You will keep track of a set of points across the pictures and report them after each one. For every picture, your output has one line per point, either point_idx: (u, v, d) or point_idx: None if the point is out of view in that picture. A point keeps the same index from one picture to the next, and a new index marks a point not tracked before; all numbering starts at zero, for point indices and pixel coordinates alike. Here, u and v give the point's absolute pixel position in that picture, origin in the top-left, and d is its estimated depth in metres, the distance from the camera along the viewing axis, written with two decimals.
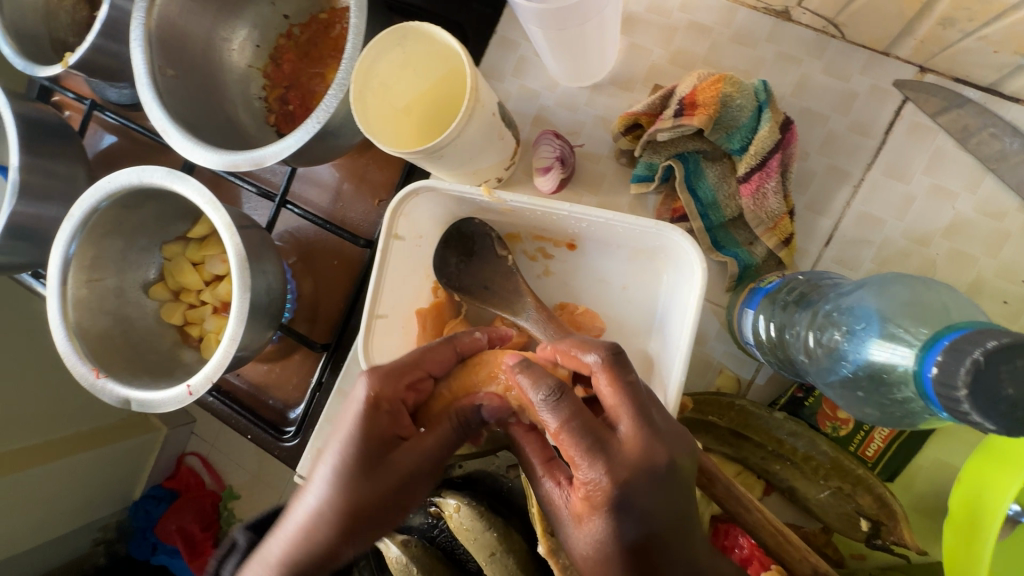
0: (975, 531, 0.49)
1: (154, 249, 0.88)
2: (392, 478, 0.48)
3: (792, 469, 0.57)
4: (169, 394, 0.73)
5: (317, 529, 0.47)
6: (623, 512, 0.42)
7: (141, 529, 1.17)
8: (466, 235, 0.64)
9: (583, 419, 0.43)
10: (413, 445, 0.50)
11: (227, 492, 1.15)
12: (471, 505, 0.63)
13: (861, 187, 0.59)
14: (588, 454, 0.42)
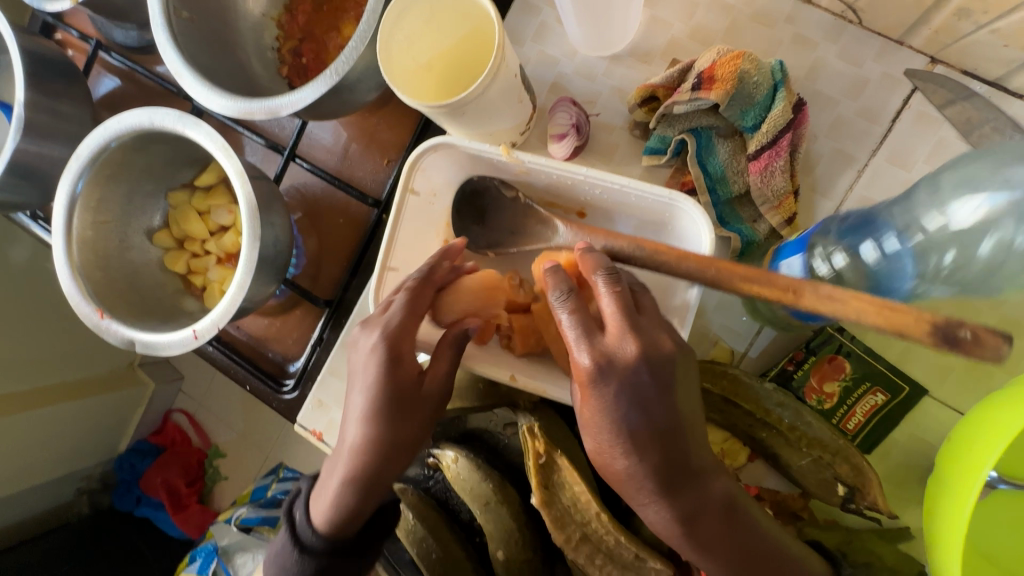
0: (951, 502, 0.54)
1: (158, 196, 0.88)
2: (418, 410, 0.55)
3: (777, 436, 0.60)
4: (174, 338, 0.74)
5: (361, 467, 0.53)
6: (614, 392, 0.45)
7: (127, 482, 1.26)
8: (479, 196, 0.66)
9: (584, 318, 0.48)
10: (431, 376, 0.57)
11: (213, 450, 1.26)
12: (469, 458, 0.65)
13: (864, 172, 0.61)
14: (582, 342, 0.47)
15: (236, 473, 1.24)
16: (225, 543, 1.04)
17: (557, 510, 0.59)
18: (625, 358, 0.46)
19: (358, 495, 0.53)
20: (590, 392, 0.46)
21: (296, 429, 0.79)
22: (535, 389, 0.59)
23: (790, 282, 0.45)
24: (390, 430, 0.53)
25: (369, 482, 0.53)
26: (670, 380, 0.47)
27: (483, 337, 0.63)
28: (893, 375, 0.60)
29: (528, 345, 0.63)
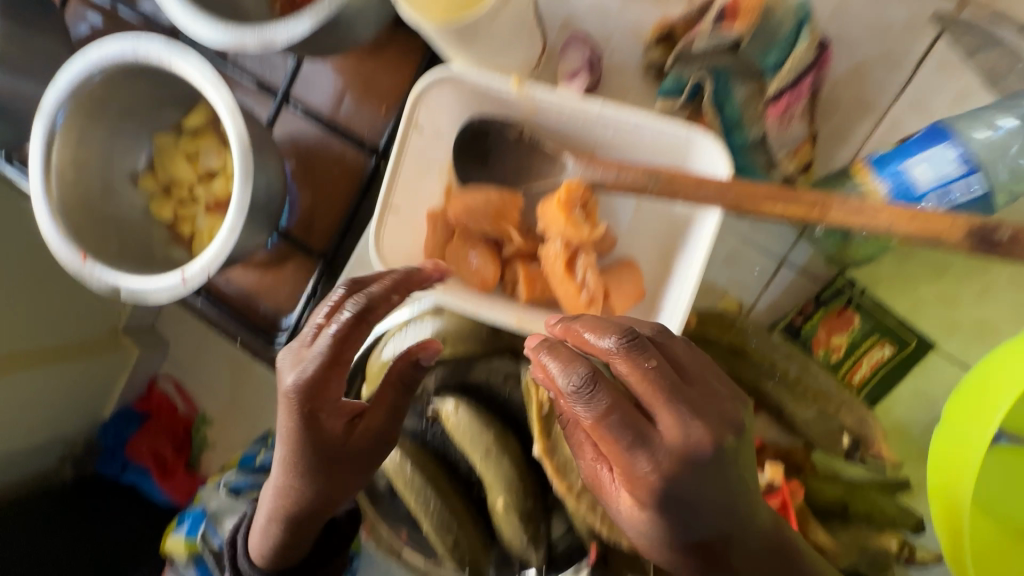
0: (955, 457, 0.54)
1: (143, 138, 0.83)
2: (345, 480, 0.57)
3: (782, 388, 0.59)
4: (162, 284, 0.70)
5: (291, 510, 0.57)
6: (670, 504, 0.38)
7: (110, 449, 1.18)
8: (483, 134, 0.63)
9: (634, 420, 0.37)
10: (356, 442, 0.57)
11: (199, 417, 1.18)
12: (469, 408, 0.64)
13: (883, 121, 0.59)
14: (637, 453, 0.37)
15: (223, 441, 1.17)
16: (214, 509, 0.99)
17: (559, 459, 0.59)
18: (683, 462, 0.37)
19: (297, 524, 0.59)
20: (646, 503, 0.39)
21: None
22: (540, 331, 0.58)
23: (815, 197, 0.44)
24: (316, 482, 0.56)
25: (303, 517, 0.58)
26: (724, 480, 0.39)
27: (489, 283, 0.62)
28: (901, 328, 0.60)
29: (534, 293, 0.62)
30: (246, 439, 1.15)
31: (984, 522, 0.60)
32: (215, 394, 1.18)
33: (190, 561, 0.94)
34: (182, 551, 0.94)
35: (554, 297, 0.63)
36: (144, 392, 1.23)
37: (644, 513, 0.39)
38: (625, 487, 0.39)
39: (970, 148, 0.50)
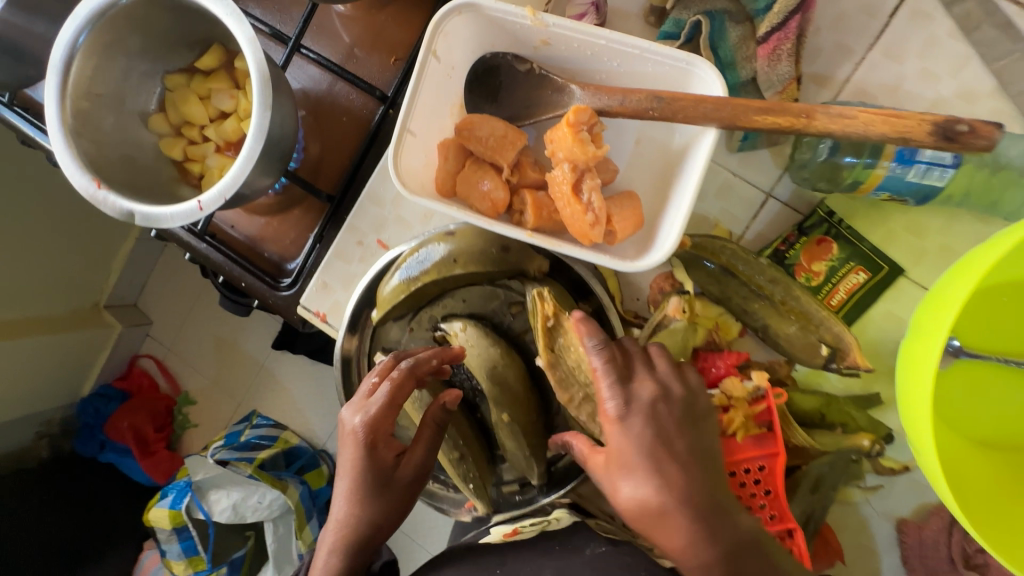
0: (913, 367, 0.56)
1: (154, 77, 0.85)
2: (396, 505, 0.62)
3: (767, 307, 0.64)
4: (178, 209, 0.73)
5: (348, 541, 0.62)
6: (642, 425, 0.52)
7: (90, 426, 1.35)
8: (494, 71, 0.67)
9: (619, 366, 0.54)
10: (404, 471, 0.62)
11: (182, 398, 1.40)
12: (477, 328, 0.68)
13: (861, 64, 0.65)
14: (616, 383, 0.53)
15: (204, 420, 1.39)
16: (199, 479, 1.21)
17: (561, 371, 0.63)
18: (641, 404, 0.53)
19: (353, 558, 0.62)
20: (614, 427, 0.53)
21: (300, 311, 0.80)
22: (547, 245, 0.61)
23: (803, 107, 0.48)
24: (371, 508, 0.61)
25: (359, 551, 0.63)
26: (672, 418, 0.53)
27: (498, 208, 0.66)
28: (875, 255, 0.65)
29: (540, 218, 0.65)
30: (226, 419, 1.37)
31: (949, 435, 0.64)
32: (201, 373, 1.39)
33: (176, 529, 1.21)
34: (169, 518, 1.20)
35: (559, 224, 0.66)
36: (123, 371, 1.44)
37: (615, 441, 0.53)
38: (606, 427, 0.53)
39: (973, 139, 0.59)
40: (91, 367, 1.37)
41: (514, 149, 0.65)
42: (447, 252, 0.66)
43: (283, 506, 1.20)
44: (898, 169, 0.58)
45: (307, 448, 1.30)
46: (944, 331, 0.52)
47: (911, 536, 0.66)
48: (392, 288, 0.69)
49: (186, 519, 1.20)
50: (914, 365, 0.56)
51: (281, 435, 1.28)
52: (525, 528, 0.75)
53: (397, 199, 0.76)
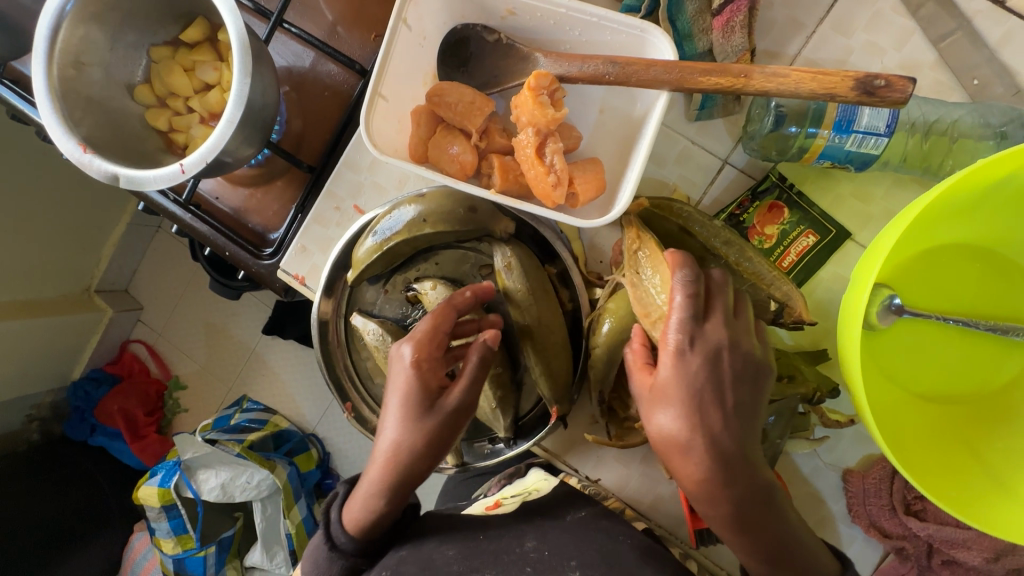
0: (848, 317, 0.59)
1: (140, 49, 0.87)
2: (443, 432, 0.60)
3: (722, 266, 0.68)
4: (161, 173, 0.76)
5: (394, 466, 0.61)
6: (694, 368, 0.52)
7: (82, 410, 1.38)
8: (465, 40, 0.70)
9: (698, 304, 0.53)
10: (452, 398, 0.60)
11: (174, 382, 1.43)
12: (446, 285, 0.73)
13: (812, 37, 0.68)
14: (681, 326, 0.53)
15: (194, 404, 1.42)
16: (188, 457, 1.21)
17: (639, 290, 0.64)
18: (710, 345, 0.53)
19: (396, 485, 0.61)
20: (668, 361, 0.53)
21: (280, 275, 0.83)
22: (510, 203, 0.64)
23: (741, 69, 0.52)
24: (415, 433, 0.60)
25: (403, 479, 0.61)
26: (727, 369, 0.52)
27: (467, 170, 0.69)
28: (823, 218, 0.69)
29: (507, 181, 0.68)
30: (218, 403, 1.40)
31: (896, 392, 0.67)
32: (192, 358, 1.42)
33: (165, 508, 1.22)
34: (158, 496, 1.21)
35: (525, 187, 0.69)
36: (114, 356, 1.46)
37: (666, 379, 0.52)
38: (663, 363, 0.53)
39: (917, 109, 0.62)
40: (82, 350, 1.38)
41: (484, 114, 0.68)
42: (417, 213, 0.69)
43: (271, 486, 1.23)
44: (836, 139, 0.60)
45: (296, 431, 1.33)
46: (870, 279, 0.56)
47: (855, 484, 0.70)
48: (367, 249, 0.72)
49: (175, 498, 1.20)
50: (850, 312, 0.59)
51: (271, 418, 1.32)
52: (507, 500, 0.77)
53: (373, 166, 0.79)
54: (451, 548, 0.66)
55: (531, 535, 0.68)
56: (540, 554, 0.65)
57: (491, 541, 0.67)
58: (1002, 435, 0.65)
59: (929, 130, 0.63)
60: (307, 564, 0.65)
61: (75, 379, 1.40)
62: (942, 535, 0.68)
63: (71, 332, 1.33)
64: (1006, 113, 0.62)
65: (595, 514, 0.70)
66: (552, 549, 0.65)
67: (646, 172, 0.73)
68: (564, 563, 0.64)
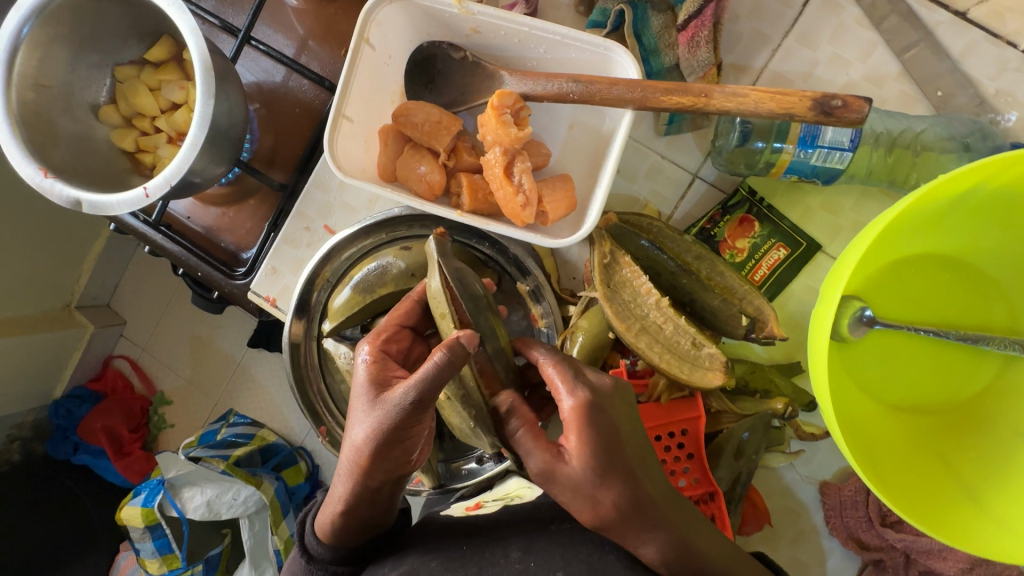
0: (817, 333, 0.59)
1: (105, 69, 0.86)
2: (391, 423, 0.54)
3: (694, 282, 0.67)
4: (124, 197, 0.74)
5: (359, 461, 0.55)
6: (601, 419, 0.54)
7: (62, 429, 1.31)
8: (430, 59, 0.69)
9: (567, 367, 0.57)
10: (395, 395, 0.54)
11: (158, 398, 1.38)
12: None
13: (778, 50, 0.68)
14: (577, 382, 0.56)
15: (181, 420, 1.36)
16: (171, 476, 1.20)
17: (618, 304, 0.65)
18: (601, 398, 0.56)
19: (358, 484, 0.56)
20: (584, 423, 0.54)
21: (250, 298, 0.81)
22: (478, 224, 0.64)
23: (702, 88, 0.51)
24: (371, 424, 0.55)
25: (363, 476, 0.56)
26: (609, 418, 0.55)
27: (435, 190, 0.68)
28: (794, 232, 0.69)
29: (476, 200, 0.67)
30: (204, 418, 1.35)
31: (869, 403, 0.67)
32: (174, 374, 1.38)
33: (150, 528, 1.20)
34: (141, 516, 1.19)
35: (495, 205, 0.69)
36: (97, 373, 1.41)
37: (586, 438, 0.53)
38: (572, 429, 0.54)
39: (879, 124, 0.63)
40: (63, 370, 1.33)
41: (452, 133, 0.67)
42: (405, 266, 0.70)
43: (259, 501, 1.21)
44: (801, 154, 0.60)
45: (284, 445, 1.28)
46: (837, 295, 0.55)
47: (831, 496, 0.70)
48: (343, 292, 0.72)
49: (159, 518, 1.18)
50: (818, 330, 0.59)
51: (257, 432, 1.26)
52: (488, 502, 0.73)
53: (342, 186, 0.78)
54: (433, 560, 0.58)
55: (516, 545, 0.59)
56: (526, 565, 0.56)
57: (475, 551, 0.59)
58: (973, 444, 0.65)
59: (893, 144, 0.64)
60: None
61: (57, 397, 1.34)
62: (919, 546, 0.67)
63: (50, 351, 1.27)
64: (969, 125, 0.63)
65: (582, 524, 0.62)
66: (539, 560, 0.57)
67: (618, 188, 0.72)
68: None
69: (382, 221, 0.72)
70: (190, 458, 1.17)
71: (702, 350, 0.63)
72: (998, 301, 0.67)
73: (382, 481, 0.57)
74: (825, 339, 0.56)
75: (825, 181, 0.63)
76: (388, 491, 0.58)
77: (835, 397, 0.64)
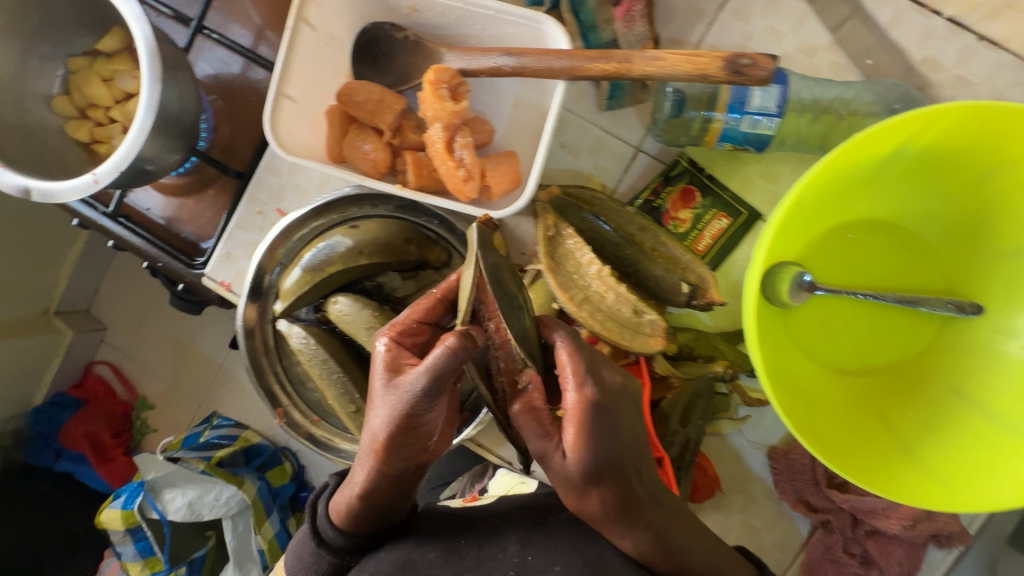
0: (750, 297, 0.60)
1: (57, 60, 0.86)
2: (405, 409, 0.54)
3: (638, 253, 0.69)
4: (73, 184, 0.74)
5: (379, 447, 0.56)
6: (601, 420, 0.54)
7: (43, 435, 1.28)
8: (376, 40, 0.71)
9: (582, 361, 0.56)
10: (410, 382, 0.54)
11: (140, 402, 1.37)
12: (349, 298, 0.72)
13: (712, 24, 0.69)
14: (587, 377, 0.55)
15: (164, 424, 1.36)
16: (151, 478, 1.14)
17: (561, 275, 0.66)
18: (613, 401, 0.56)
19: (377, 470, 0.56)
20: (584, 421, 0.54)
21: (206, 282, 0.82)
22: (418, 197, 0.65)
23: (623, 56, 0.53)
24: (388, 409, 0.55)
25: (382, 465, 0.56)
26: (614, 419, 0.55)
27: (380, 168, 0.69)
28: (735, 201, 0.70)
29: (421, 177, 0.68)
30: (187, 420, 1.35)
31: (811, 366, 0.68)
32: (154, 375, 1.37)
33: (129, 530, 1.16)
34: (121, 519, 1.14)
35: (440, 181, 0.70)
36: (79, 378, 1.38)
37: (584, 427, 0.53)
38: (570, 423, 0.54)
39: (809, 91, 0.65)
40: (42, 375, 1.30)
41: (395, 112, 0.68)
42: (353, 244, 0.70)
43: (242, 501, 1.18)
44: (731, 121, 0.61)
45: (267, 445, 1.29)
46: (760, 256, 0.57)
47: (780, 461, 0.71)
48: (294, 273, 0.72)
49: (139, 519, 1.14)
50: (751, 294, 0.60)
51: (242, 432, 1.28)
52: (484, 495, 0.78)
53: (293, 169, 0.78)
54: (432, 552, 0.59)
55: (514, 539, 0.61)
56: (523, 559, 0.57)
57: (473, 545, 0.60)
58: (913, 403, 0.67)
59: (823, 111, 0.65)
60: (293, 560, 0.62)
61: (38, 403, 1.30)
62: (864, 506, 0.68)
63: (28, 355, 1.23)
64: (893, 91, 0.65)
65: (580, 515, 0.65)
66: (536, 555, 0.58)
67: (563, 162, 0.73)
68: (548, 570, 0.55)
69: (331, 201, 0.74)
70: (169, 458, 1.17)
71: (642, 317, 0.65)
72: (934, 264, 0.68)
73: (402, 470, 0.57)
74: (750, 301, 0.58)
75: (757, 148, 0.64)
76: (409, 477, 0.58)
77: (776, 361, 0.65)
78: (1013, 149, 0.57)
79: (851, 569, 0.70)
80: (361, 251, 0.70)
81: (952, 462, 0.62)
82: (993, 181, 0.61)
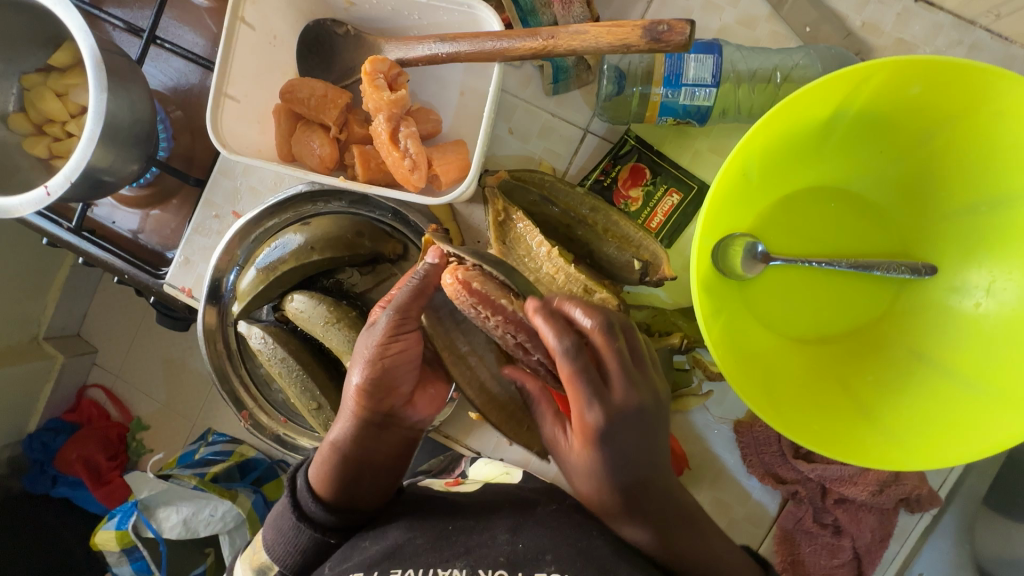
0: (702, 267, 0.61)
1: (10, 78, 0.83)
2: (374, 345, 0.54)
3: (591, 233, 0.68)
4: (26, 197, 0.71)
5: (354, 391, 0.57)
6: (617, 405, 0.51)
7: (39, 463, 1.21)
8: (321, 38, 0.71)
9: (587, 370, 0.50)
10: (377, 318, 0.56)
11: (134, 423, 1.28)
12: (305, 295, 0.72)
13: (653, 3, 0.70)
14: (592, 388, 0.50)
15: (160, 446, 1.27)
16: (145, 497, 1.11)
17: (512, 259, 0.66)
18: (629, 400, 0.51)
19: (352, 422, 0.57)
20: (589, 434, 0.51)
21: (167, 290, 0.82)
22: (361, 188, 0.64)
23: (548, 32, 0.53)
24: (360, 351, 0.56)
25: (357, 408, 0.57)
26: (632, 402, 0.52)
27: (328, 164, 0.69)
28: (685, 177, 0.70)
29: (369, 170, 0.68)
30: (182, 440, 1.27)
31: (768, 338, 0.67)
32: (147, 399, 1.28)
33: (126, 551, 1.11)
34: (115, 540, 1.10)
35: (389, 174, 0.70)
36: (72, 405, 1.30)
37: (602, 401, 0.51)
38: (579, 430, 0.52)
39: (747, 62, 0.65)
40: (34, 403, 1.22)
41: (339, 106, 0.68)
42: (304, 240, 0.70)
43: (237, 517, 1.10)
44: (669, 95, 0.63)
45: (264, 458, 1.18)
46: (697, 232, 0.59)
47: (746, 434, 0.71)
48: (250, 276, 0.72)
49: (134, 540, 1.09)
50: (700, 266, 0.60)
51: (237, 448, 1.17)
52: (467, 478, 0.72)
53: (247, 170, 0.79)
54: (420, 536, 0.59)
55: (503, 526, 0.61)
56: (514, 546, 0.58)
57: (461, 532, 0.60)
58: (874, 366, 0.66)
59: (761, 80, 0.65)
60: (272, 532, 0.60)
61: (32, 431, 1.23)
62: (832, 474, 0.69)
63: (18, 384, 1.16)
64: (830, 55, 0.65)
65: (568, 507, 0.64)
66: (527, 541, 0.58)
67: (512, 149, 0.73)
68: (538, 559, 0.57)
69: (285, 200, 0.74)
70: (161, 476, 1.09)
71: (593, 296, 0.63)
72: (885, 228, 0.68)
73: (375, 415, 0.58)
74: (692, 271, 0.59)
75: (698, 122, 0.66)
76: (388, 431, 0.59)
77: (734, 334, 0.64)
78: (947, 105, 0.58)
79: (824, 540, 0.70)
80: (312, 246, 0.69)
81: (911, 423, 0.62)
82: (933, 140, 0.61)
